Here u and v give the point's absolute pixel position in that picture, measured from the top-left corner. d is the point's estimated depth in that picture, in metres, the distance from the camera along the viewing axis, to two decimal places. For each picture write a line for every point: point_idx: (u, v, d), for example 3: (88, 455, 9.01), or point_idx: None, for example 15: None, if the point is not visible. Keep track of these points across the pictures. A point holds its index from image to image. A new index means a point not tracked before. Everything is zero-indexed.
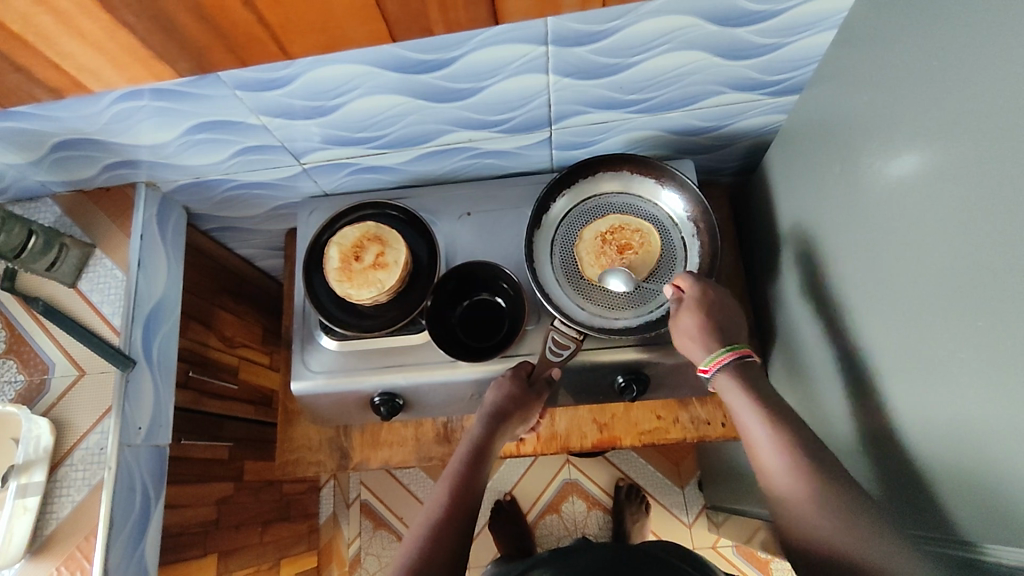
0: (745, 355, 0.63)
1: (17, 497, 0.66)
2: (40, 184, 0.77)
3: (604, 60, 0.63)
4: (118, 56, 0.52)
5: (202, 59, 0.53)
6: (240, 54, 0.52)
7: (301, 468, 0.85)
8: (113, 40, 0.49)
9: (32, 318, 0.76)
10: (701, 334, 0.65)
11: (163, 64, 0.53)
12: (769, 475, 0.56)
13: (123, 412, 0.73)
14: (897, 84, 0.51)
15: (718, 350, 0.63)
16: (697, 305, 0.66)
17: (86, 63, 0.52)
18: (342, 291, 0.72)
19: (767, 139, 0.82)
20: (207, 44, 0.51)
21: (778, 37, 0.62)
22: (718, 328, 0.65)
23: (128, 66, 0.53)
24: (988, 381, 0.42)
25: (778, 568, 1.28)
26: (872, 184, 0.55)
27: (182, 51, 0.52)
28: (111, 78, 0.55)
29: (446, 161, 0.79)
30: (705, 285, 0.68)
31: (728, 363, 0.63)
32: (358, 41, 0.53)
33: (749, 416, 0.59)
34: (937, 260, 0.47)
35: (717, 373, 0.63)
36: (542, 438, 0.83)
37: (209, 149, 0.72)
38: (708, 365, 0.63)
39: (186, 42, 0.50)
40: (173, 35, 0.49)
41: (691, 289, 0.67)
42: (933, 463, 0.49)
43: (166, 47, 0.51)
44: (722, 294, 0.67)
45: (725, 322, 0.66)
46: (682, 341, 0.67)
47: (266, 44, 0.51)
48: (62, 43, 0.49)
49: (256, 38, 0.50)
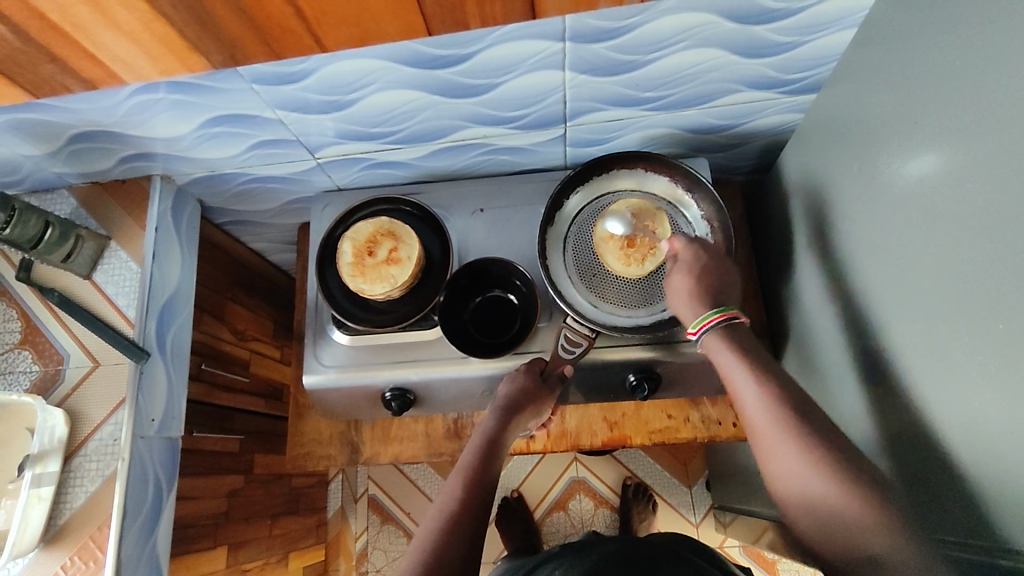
0: (735, 317, 0.62)
1: (32, 487, 0.66)
2: (57, 175, 0.77)
3: (620, 57, 0.62)
4: (153, 47, 0.52)
5: (235, 51, 0.53)
6: (273, 47, 0.52)
7: (311, 462, 0.85)
8: (150, 31, 0.49)
9: (47, 309, 0.77)
10: (690, 299, 0.64)
11: (197, 55, 0.53)
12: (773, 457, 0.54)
13: (136, 404, 0.73)
14: (919, 83, 0.50)
15: (707, 312, 0.63)
16: (689, 269, 0.65)
17: (122, 55, 0.52)
18: (355, 286, 0.72)
19: (783, 138, 0.81)
20: (240, 37, 0.51)
21: (796, 35, 0.62)
22: (709, 290, 0.64)
23: (164, 59, 0.53)
24: (1009, 384, 0.42)
25: (785, 570, 1.27)
26: (891, 185, 0.55)
27: (215, 43, 0.51)
28: (142, 70, 0.55)
29: (459, 156, 0.79)
30: (699, 248, 0.67)
31: (715, 326, 0.62)
32: (394, 36, 0.52)
33: (742, 384, 0.58)
34: (957, 263, 0.47)
35: (706, 336, 0.63)
36: (552, 435, 0.83)
37: (225, 142, 0.72)
38: (695, 328, 0.63)
39: (220, 34, 0.50)
40: (207, 25, 0.49)
41: (683, 254, 0.67)
42: (959, 467, 0.49)
43: (201, 38, 0.51)
44: (715, 258, 0.67)
45: (716, 285, 0.65)
46: (675, 304, 0.66)
47: (299, 36, 0.51)
48: (97, 33, 0.49)
49: (291, 31, 0.50)
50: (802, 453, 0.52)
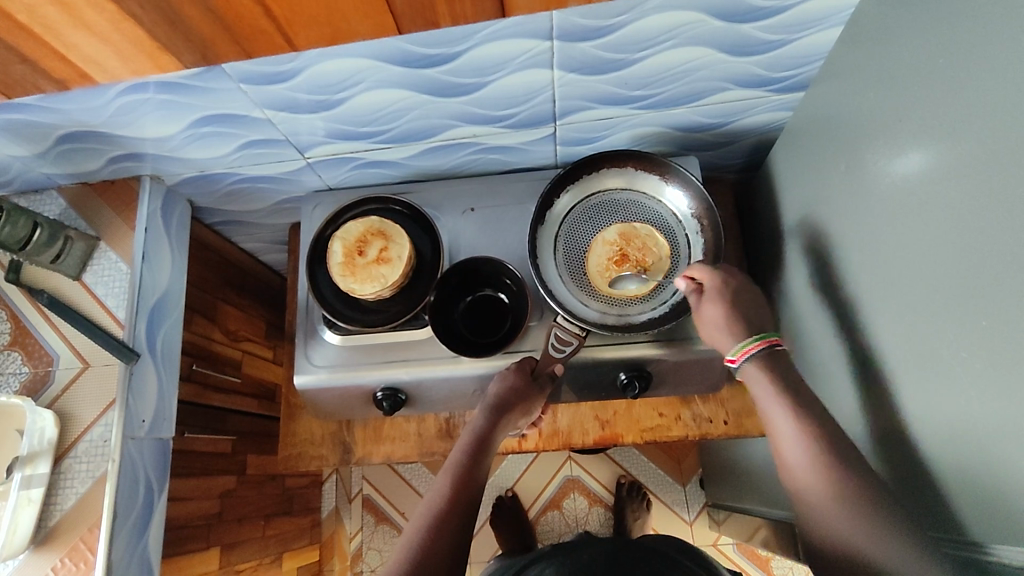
0: (776, 344, 0.63)
1: (21, 488, 0.66)
2: (45, 176, 0.77)
3: (607, 56, 0.62)
4: (126, 47, 0.52)
5: (207, 51, 0.53)
6: (245, 46, 0.52)
7: (304, 463, 0.85)
8: (122, 32, 0.49)
9: (37, 311, 0.76)
10: (726, 326, 0.65)
11: (170, 55, 0.53)
12: (792, 472, 0.56)
13: (127, 405, 0.73)
14: (904, 81, 0.51)
15: (747, 339, 0.63)
16: (720, 296, 0.66)
17: (94, 55, 0.52)
18: (345, 286, 0.72)
19: (774, 136, 0.81)
20: (211, 36, 0.51)
21: (784, 33, 0.62)
22: (742, 316, 0.65)
23: (137, 59, 0.53)
24: (992, 381, 0.43)
25: (778, 567, 1.27)
26: (877, 183, 0.55)
27: (187, 43, 0.51)
28: (115, 70, 0.54)
29: (450, 156, 0.79)
30: (729, 275, 0.68)
31: (755, 353, 0.63)
32: (366, 35, 0.52)
33: (769, 406, 0.60)
34: (942, 261, 0.47)
35: (745, 364, 0.63)
36: (544, 434, 0.83)
37: (214, 142, 0.72)
38: (736, 354, 0.64)
39: (192, 34, 0.50)
40: (178, 26, 0.49)
41: (713, 279, 0.67)
42: (945, 464, 0.49)
43: (172, 41, 0.51)
44: (744, 284, 0.67)
45: (749, 311, 0.66)
46: (707, 330, 0.67)
47: (271, 36, 0.51)
48: (69, 35, 0.49)
49: (262, 30, 0.50)
50: (823, 477, 0.54)
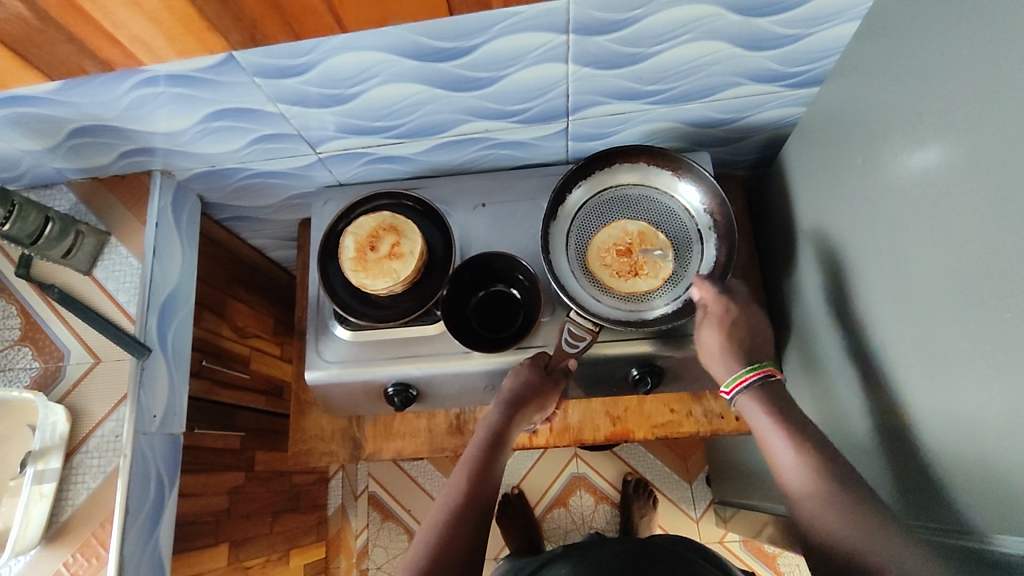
0: (769, 375, 0.64)
1: (34, 483, 0.66)
2: (56, 171, 0.77)
3: (623, 50, 0.62)
4: (155, 28, 0.51)
5: (256, 32, 0.53)
6: (295, 27, 0.52)
7: (314, 459, 0.85)
8: (167, 9, 0.49)
9: (48, 307, 0.76)
10: (723, 355, 0.66)
11: (216, 35, 0.53)
12: (792, 475, 0.56)
13: (138, 400, 0.73)
14: (922, 74, 0.50)
15: (742, 370, 0.64)
16: (719, 324, 0.67)
17: (128, 34, 0.52)
18: (358, 281, 0.71)
19: (786, 132, 0.81)
20: (260, 15, 0.50)
21: (801, 27, 0.62)
22: (739, 344, 0.67)
23: (181, 39, 0.53)
24: (1005, 376, 0.43)
25: (784, 564, 1.27)
26: (890, 179, 0.55)
27: (235, 23, 0.51)
28: (162, 50, 0.55)
29: (462, 151, 0.79)
30: (730, 301, 0.68)
31: (750, 384, 0.64)
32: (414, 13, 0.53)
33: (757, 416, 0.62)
34: (955, 257, 0.47)
35: (739, 396, 0.64)
36: (555, 430, 0.83)
37: (226, 137, 0.72)
38: (729, 387, 0.65)
39: (241, 14, 0.50)
40: (229, 5, 0.49)
41: (715, 306, 0.68)
42: (954, 461, 0.49)
43: (220, 21, 0.51)
44: (745, 311, 0.69)
45: (748, 341, 0.67)
46: (706, 358, 0.68)
47: (321, 16, 0.51)
48: (106, 14, 0.49)
49: (312, 9, 0.50)
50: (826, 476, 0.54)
